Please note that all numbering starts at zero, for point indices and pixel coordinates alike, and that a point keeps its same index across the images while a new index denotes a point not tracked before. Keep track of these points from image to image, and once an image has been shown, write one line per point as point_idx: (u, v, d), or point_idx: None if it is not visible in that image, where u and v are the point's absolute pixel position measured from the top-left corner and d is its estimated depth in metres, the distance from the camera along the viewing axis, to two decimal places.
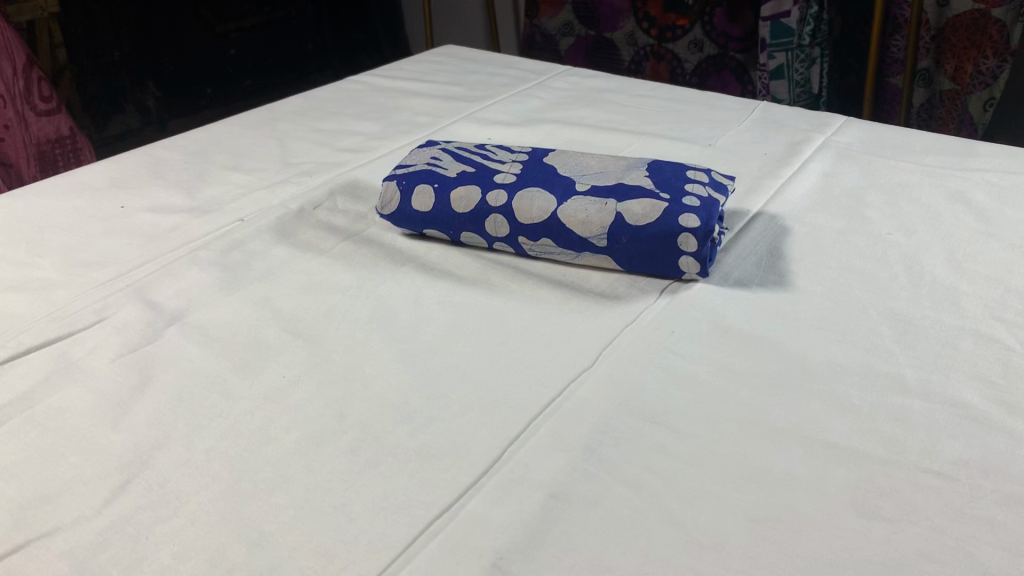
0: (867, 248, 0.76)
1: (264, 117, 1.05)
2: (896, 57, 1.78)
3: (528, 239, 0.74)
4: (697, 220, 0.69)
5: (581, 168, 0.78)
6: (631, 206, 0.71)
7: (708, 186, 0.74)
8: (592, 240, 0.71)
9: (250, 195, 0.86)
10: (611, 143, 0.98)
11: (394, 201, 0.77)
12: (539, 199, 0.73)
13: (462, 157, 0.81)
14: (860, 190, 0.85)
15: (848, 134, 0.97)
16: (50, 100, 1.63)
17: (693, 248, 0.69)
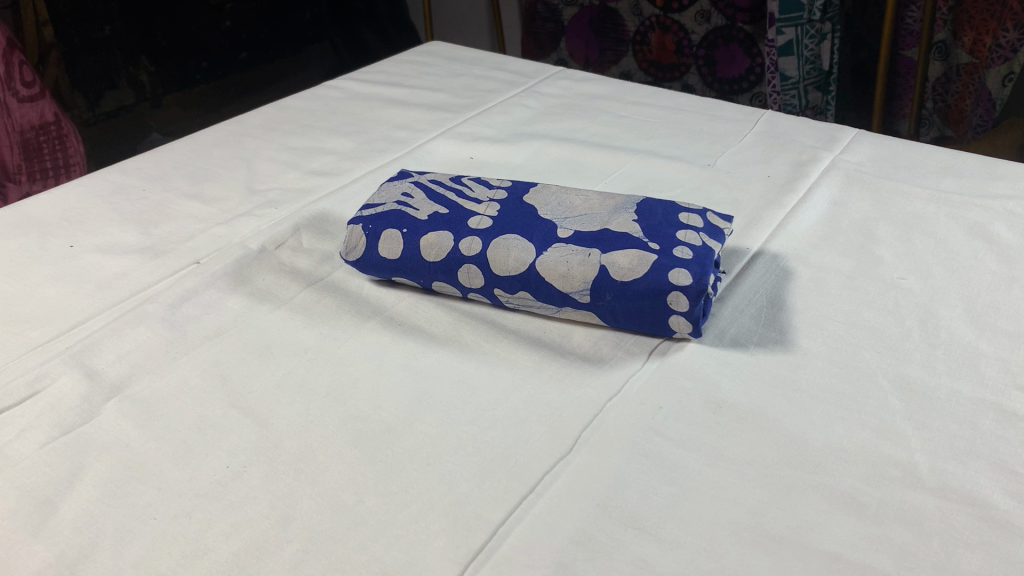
0: (877, 298, 0.69)
1: (232, 133, 0.98)
2: (912, 29, 1.69)
3: (504, 291, 0.67)
4: (689, 276, 0.62)
5: (564, 209, 0.71)
6: (617, 258, 0.64)
7: (703, 232, 0.68)
8: (574, 295, 0.65)
9: (208, 232, 0.79)
10: (602, 161, 0.91)
11: (360, 246, 0.71)
12: (516, 248, 0.66)
13: (436, 194, 0.74)
14: (871, 221, 0.78)
15: (859, 152, 0.90)
16: (32, 85, 1.55)
17: (684, 307, 0.63)
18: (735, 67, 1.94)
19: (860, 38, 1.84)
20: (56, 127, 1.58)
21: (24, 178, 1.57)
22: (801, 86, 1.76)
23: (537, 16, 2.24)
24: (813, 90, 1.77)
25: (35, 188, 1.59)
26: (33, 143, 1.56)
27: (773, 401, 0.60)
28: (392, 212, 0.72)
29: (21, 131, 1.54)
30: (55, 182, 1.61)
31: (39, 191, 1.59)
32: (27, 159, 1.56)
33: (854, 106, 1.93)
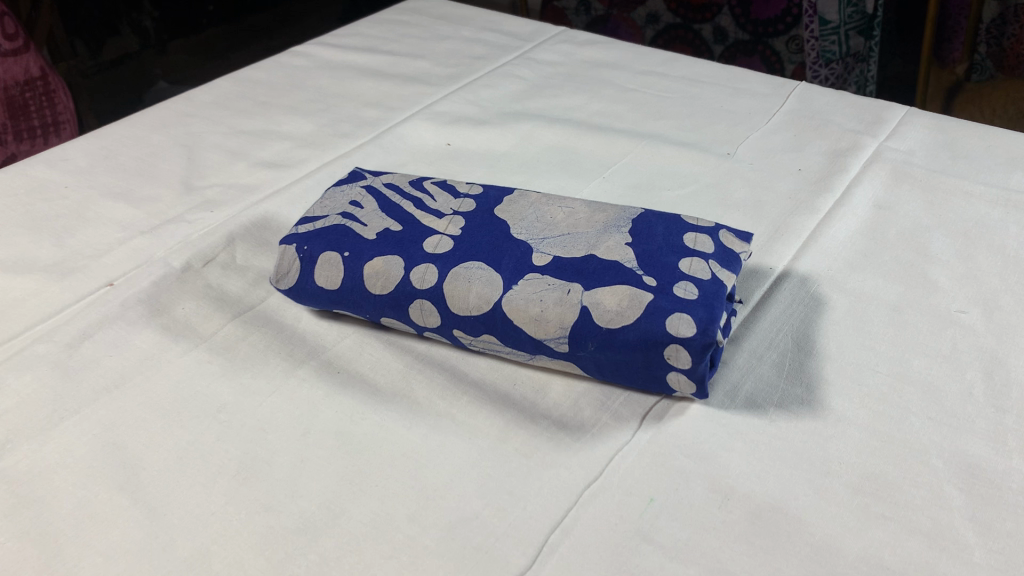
0: (929, 339, 0.56)
1: (179, 114, 0.85)
2: None
3: (465, 332, 0.55)
4: (692, 325, 0.49)
5: (542, 226, 0.58)
6: (602, 297, 0.51)
7: (713, 259, 0.54)
8: (549, 342, 0.52)
9: (129, 243, 0.67)
10: (602, 148, 0.77)
11: (295, 273, 0.58)
12: (478, 281, 0.54)
13: (390, 205, 0.61)
14: (922, 232, 0.64)
15: (908, 137, 0.75)
16: (14, 36, 1.34)
17: (686, 364, 0.49)
18: (769, 7, 1.77)
19: None
20: (43, 82, 1.37)
21: (11, 138, 1.35)
22: (842, 31, 1.58)
23: None
24: (855, 35, 1.59)
25: (22, 148, 1.36)
26: (18, 101, 1.34)
27: (796, 492, 0.47)
28: (335, 229, 0.59)
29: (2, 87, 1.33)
30: (43, 142, 1.40)
31: (27, 152, 1.38)
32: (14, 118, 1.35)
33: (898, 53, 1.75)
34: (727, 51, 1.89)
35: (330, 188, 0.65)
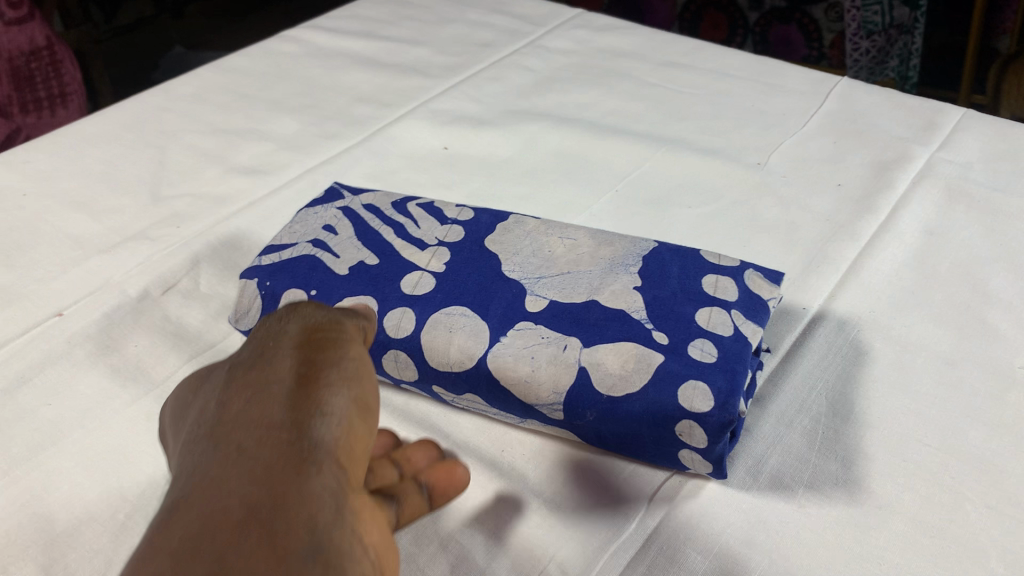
0: (987, 402, 0.48)
1: (154, 109, 0.78)
2: None
3: (446, 389, 0.48)
4: (710, 398, 0.41)
5: (539, 263, 0.50)
6: (605, 357, 0.43)
7: (737, 308, 0.46)
8: (541, 408, 0.44)
9: (84, 266, 0.60)
10: (615, 154, 0.69)
11: (257, 313, 0.51)
12: (462, 331, 0.46)
13: (368, 232, 0.54)
14: (979, 265, 0.56)
15: (964, 147, 0.67)
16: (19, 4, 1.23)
17: (700, 443, 0.42)
18: None
19: None
20: (49, 52, 1.26)
21: (16, 110, 1.24)
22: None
23: None
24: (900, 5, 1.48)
25: (28, 122, 1.25)
26: (23, 72, 1.24)
27: None
28: (303, 262, 0.52)
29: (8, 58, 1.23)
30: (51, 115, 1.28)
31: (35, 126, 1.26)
32: (19, 90, 1.24)
33: (945, 19, 1.63)
34: (763, 19, 1.78)
35: (304, 209, 0.58)
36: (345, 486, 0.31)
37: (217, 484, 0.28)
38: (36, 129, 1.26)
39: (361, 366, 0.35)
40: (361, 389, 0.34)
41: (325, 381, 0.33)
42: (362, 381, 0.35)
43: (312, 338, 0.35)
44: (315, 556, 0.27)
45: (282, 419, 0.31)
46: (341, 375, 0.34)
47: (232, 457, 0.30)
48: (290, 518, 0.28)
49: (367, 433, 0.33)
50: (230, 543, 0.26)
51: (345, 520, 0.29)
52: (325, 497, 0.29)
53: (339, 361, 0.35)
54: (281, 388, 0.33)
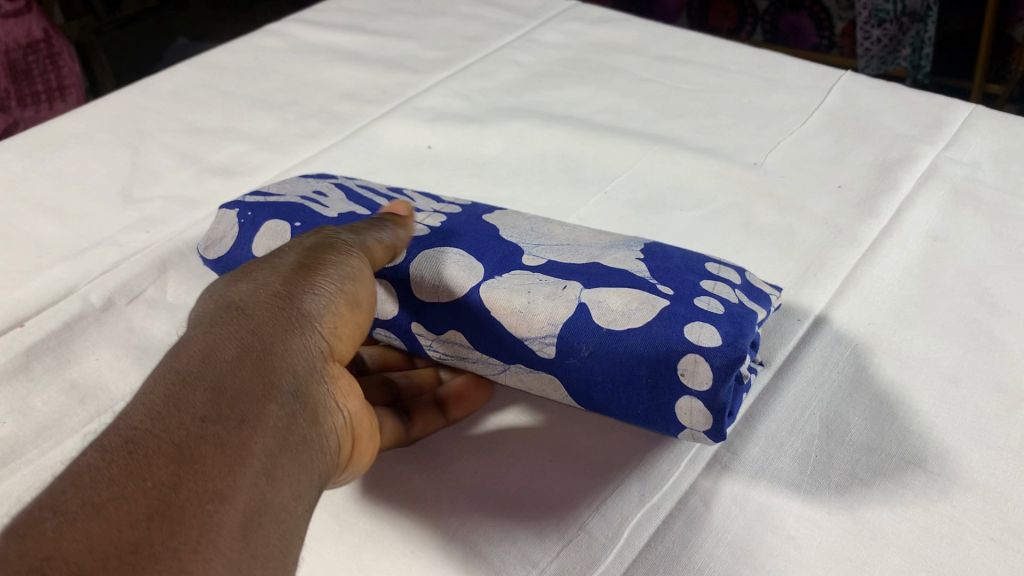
0: (993, 424, 0.44)
1: (131, 107, 0.75)
2: None
3: (427, 328, 0.46)
4: (715, 337, 0.39)
5: (538, 235, 0.49)
6: (609, 291, 0.42)
7: (741, 289, 0.45)
8: (532, 343, 0.42)
9: (47, 271, 0.58)
10: (606, 152, 0.66)
11: (228, 242, 0.50)
12: (453, 264, 0.45)
13: (359, 198, 0.53)
14: (987, 273, 0.53)
15: (973, 147, 0.63)
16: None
17: (703, 385, 0.38)
18: None
19: None
20: (46, 45, 1.23)
21: (13, 104, 1.22)
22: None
23: None
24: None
25: (26, 115, 1.23)
26: (20, 66, 1.22)
27: None
28: (289, 204, 0.50)
29: (4, 50, 1.20)
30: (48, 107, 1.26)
31: (32, 119, 1.24)
32: (15, 83, 1.21)
33: (957, 4, 1.59)
34: (773, 7, 1.74)
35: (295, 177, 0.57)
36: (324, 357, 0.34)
37: (214, 325, 0.32)
38: (33, 122, 1.25)
39: (364, 272, 0.39)
40: (358, 283, 0.38)
41: (328, 265, 0.38)
42: (361, 278, 0.39)
43: (322, 244, 0.39)
44: (298, 397, 0.32)
45: (278, 291, 0.35)
46: (342, 268, 0.38)
47: (229, 308, 0.33)
48: (282, 366, 0.32)
49: (356, 324, 0.38)
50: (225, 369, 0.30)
51: (322, 382, 0.34)
52: (309, 356, 0.33)
53: (345, 262, 0.39)
54: (285, 268, 0.37)
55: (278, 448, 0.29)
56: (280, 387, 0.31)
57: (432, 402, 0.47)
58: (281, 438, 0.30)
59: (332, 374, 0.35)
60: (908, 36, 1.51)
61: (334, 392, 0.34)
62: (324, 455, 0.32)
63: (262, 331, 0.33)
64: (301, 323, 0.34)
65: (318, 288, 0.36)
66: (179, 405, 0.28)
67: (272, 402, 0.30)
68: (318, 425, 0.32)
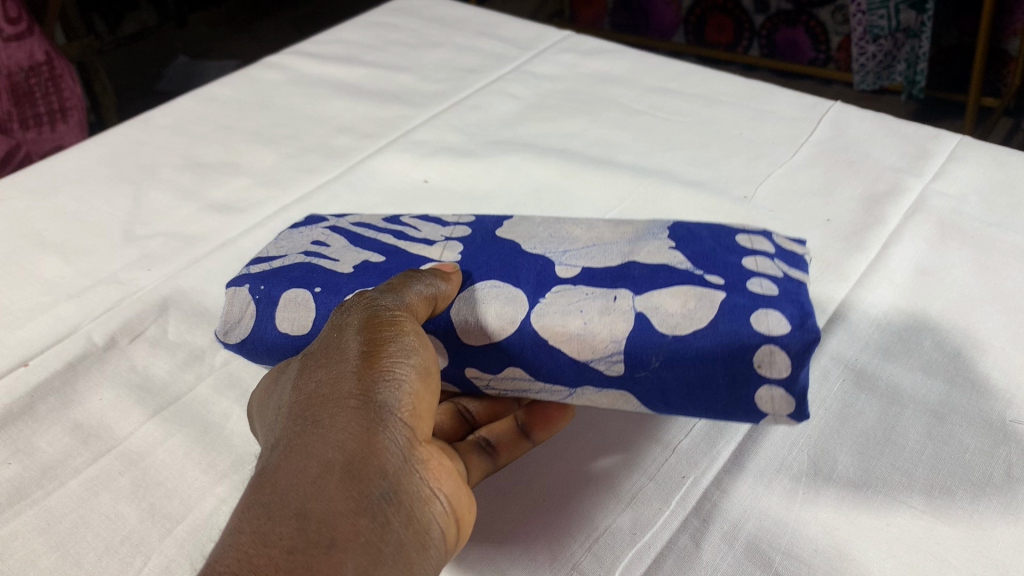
0: (977, 459, 0.45)
1: (132, 142, 0.76)
2: None
3: (481, 369, 0.45)
4: (787, 324, 0.40)
5: (563, 241, 0.49)
6: (662, 304, 0.42)
7: (781, 255, 0.46)
8: (598, 364, 0.42)
9: (51, 310, 0.59)
10: (599, 186, 0.67)
11: (248, 323, 0.49)
12: (496, 302, 0.45)
13: (363, 240, 0.54)
14: (972, 307, 0.54)
15: (959, 179, 0.64)
16: (18, 21, 1.23)
17: (783, 373, 0.39)
18: None
19: None
20: (48, 68, 1.27)
21: (16, 126, 1.23)
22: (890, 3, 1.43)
23: None
24: (905, 9, 1.44)
25: (28, 137, 1.24)
26: (22, 88, 1.23)
27: None
28: (299, 268, 0.51)
29: (8, 73, 1.22)
30: (49, 129, 1.27)
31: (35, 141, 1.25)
32: (18, 106, 1.23)
33: (953, 19, 1.59)
34: (769, 21, 1.75)
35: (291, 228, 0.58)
36: (406, 450, 0.37)
37: (299, 446, 0.36)
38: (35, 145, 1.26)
39: (421, 345, 0.40)
40: (422, 354, 0.40)
41: (389, 352, 0.39)
42: (421, 349, 0.40)
43: (374, 323, 0.40)
44: (390, 498, 0.35)
45: (350, 395, 0.37)
46: (403, 347, 0.40)
47: (311, 426, 0.37)
48: (368, 475, 0.35)
49: (433, 391, 0.40)
50: (318, 496, 0.34)
51: (412, 470, 0.37)
52: (393, 459, 0.36)
53: (400, 343, 0.40)
54: (351, 364, 0.39)
55: (374, 562, 0.33)
56: (369, 497, 0.35)
57: (515, 430, 0.47)
58: (374, 550, 0.33)
59: (421, 457, 0.37)
60: (903, 51, 1.52)
61: (425, 474, 0.37)
62: (428, 549, 0.36)
63: (343, 443, 0.36)
64: (378, 423, 0.36)
65: (384, 380, 0.38)
66: (272, 540, 0.33)
67: (363, 515, 0.34)
68: (414, 521, 0.35)
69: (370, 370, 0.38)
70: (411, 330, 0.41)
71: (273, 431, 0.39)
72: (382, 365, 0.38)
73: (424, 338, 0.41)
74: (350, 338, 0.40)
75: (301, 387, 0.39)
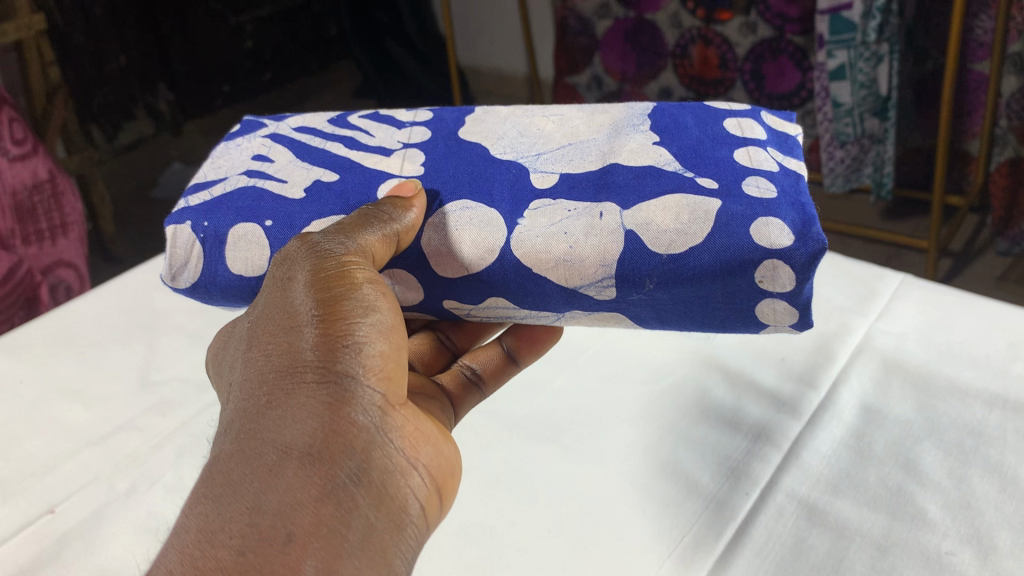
0: None
1: (145, 287, 0.83)
2: (983, 40, 1.46)
3: (462, 302, 0.54)
4: (791, 233, 0.45)
5: (537, 145, 0.56)
6: (655, 216, 0.48)
7: (770, 146, 0.53)
8: (587, 289, 0.50)
9: (76, 457, 0.64)
10: (581, 334, 0.75)
11: (196, 264, 0.55)
12: (473, 223, 0.50)
13: (303, 156, 0.60)
14: (911, 445, 0.60)
15: (900, 317, 0.71)
16: (24, 141, 1.23)
17: (785, 286, 0.46)
18: (785, 81, 1.62)
19: (922, 52, 1.57)
20: (50, 185, 1.28)
21: (20, 246, 1.25)
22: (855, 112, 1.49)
23: (568, 31, 1.91)
24: (869, 117, 1.50)
25: (31, 256, 1.27)
26: (26, 206, 1.23)
27: None
28: (244, 194, 0.56)
29: (15, 195, 1.24)
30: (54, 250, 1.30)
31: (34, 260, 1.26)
32: (21, 225, 1.25)
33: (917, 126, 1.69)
34: None
35: (226, 142, 0.63)
36: (369, 421, 0.43)
37: (263, 431, 0.42)
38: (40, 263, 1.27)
39: (377, 305, 0.47)
40: (381, 311, 0.47)
41: (348, 319, 0.45)
42: (378, 304, 0.47)
43: (328, 283, 0.46)
44: (356, 475, 0.41)
45: (310, 373, 0.43)
46: (360, 306, 0.46)
47: (275, 406, 0.43)
48: (333, 453, 0.41)
49: (392, 346, 0.47)
50: (285, 480, 0.39)
51: (376, 443, 0.43)
52: (358, 434, 0.42)
53: (354, 310, 0.46)
54: (309, 332, 0.45)
55: (342, 542, 0.38)
56: (336, 475, 0.40)
57: (505, 357, 0.66)
58: (343, 525, 0.39)
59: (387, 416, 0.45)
60: (869, 157, 1.59)
61: (391, 437, 0.44)
62: (398, 513, 0.42)
63: (307, 426, 0.41)
64: (341, 395, 0.43)
65: (346, 351, 0.44)
66: (225, 538, 0.37)
67: (330, 496, 0.39)
68: (381, 493, 0.42)
69: (328, 343, 0.44)
70: (367, 289, 0.47)
71: (240, 402, 0.45)
72: (338, 336, 0.44)
73: (378, 294, 0.47)
74: (306, 304, 0.45)
75: (264, 361, 0.45)
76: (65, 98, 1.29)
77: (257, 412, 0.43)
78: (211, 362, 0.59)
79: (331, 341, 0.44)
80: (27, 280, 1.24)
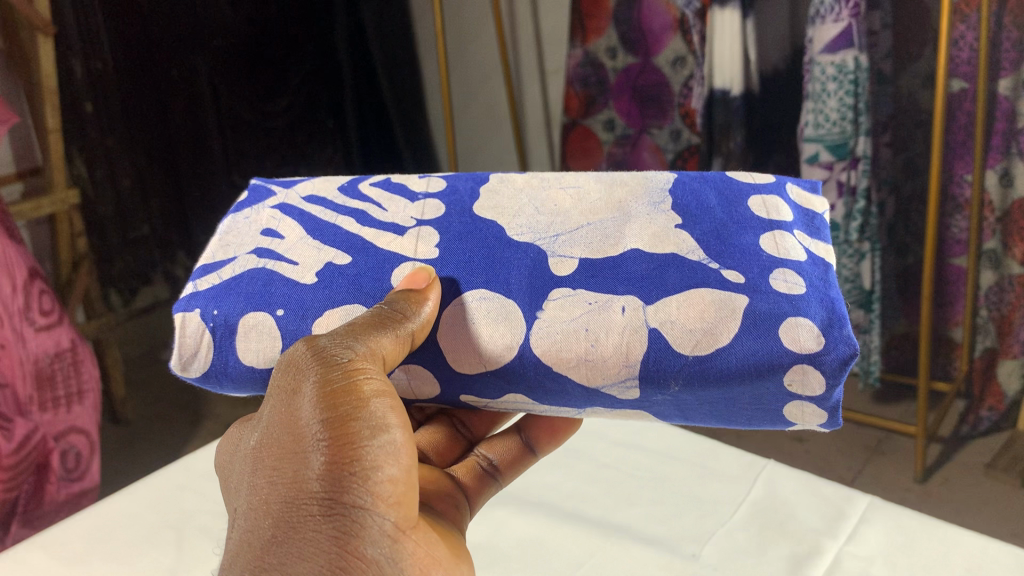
0: None
1: (175, 487, 0.91)
2: (958, 237, 1.61)
3: (478, 397, 0.64)
4: (818, 337, 0.54)
5: (555, 226, 0.66)
6: (673, 319, 0.57)
7: (797, 229, 0.64)
8: (611, 390, 0.59)
9: None
10: (575, 546, 0.83)
11: (205, 353, 0.64)
12: (492, 318, 0.60)
13: (311, 234, 0.69)
14: None
15: (868, 540, 0.78)
16: (50, 312, 1.38)
17: (813, 391, 0.55)
18: None
19: (903, 245, 1.70)
20: (72, 353, 1.42)
21: (35, 409, 1.36)
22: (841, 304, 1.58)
23: None
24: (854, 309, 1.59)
25: (44, 418, 1.38)
26: (47, 372, 1.38)
27: None
28: (256, 279, 0.65)
29: (36, 361, 1.36)
30: (66, 409, 1.43)
31: (49, 421, 1.39)
32: (39, 391, 1.37)
33: (903, 314, 1.80)
34: None
35: (234, 214, 0.73)
36: (372, 549, 0.51)
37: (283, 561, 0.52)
38: (51, 424, 1.40)
39: (383, 425, 0.54)
40: (389, 429, 0.54)
41: (356, 447, 0.52)
42: (386, 421, 0.54)
43: (337, 407, 0.53)
44: None
45: (318, 510, 0.52)
46: (368, 429, 0.53)
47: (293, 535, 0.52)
48: None
49: (401, 468, 0.53)
50: None
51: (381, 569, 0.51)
52: (365, 561, 0.51)
53: (360, 436, 0.53)
54: (317, 462, 0.52)
55: None
56: None
57: (521, 447, 0.80)
58: None
59: (396, 539, 0.52)
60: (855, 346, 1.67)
61: (399, 557, 0.52)
62: None
63: (318, 558, 0.51)
64: (346, 527, 0.51)
65: (352, 479, 0.52)
66: None
67: None
68: None
69: (333, 479, 0.52)
70: (377, 406, 0.54)
71: (266, 521, 0.54)
72: (341, 470, 0.52)
73: (385, 409, 0.54)
74: (316, 432, 0.53)
75: (284, 487, 0.54)
76: (88, 269, 1.59)
77: (279, 537, 0.53)
78: (218, 463, 0.70)
79: (335, 476, 0.52)
80: (38, 446, 1.36)
